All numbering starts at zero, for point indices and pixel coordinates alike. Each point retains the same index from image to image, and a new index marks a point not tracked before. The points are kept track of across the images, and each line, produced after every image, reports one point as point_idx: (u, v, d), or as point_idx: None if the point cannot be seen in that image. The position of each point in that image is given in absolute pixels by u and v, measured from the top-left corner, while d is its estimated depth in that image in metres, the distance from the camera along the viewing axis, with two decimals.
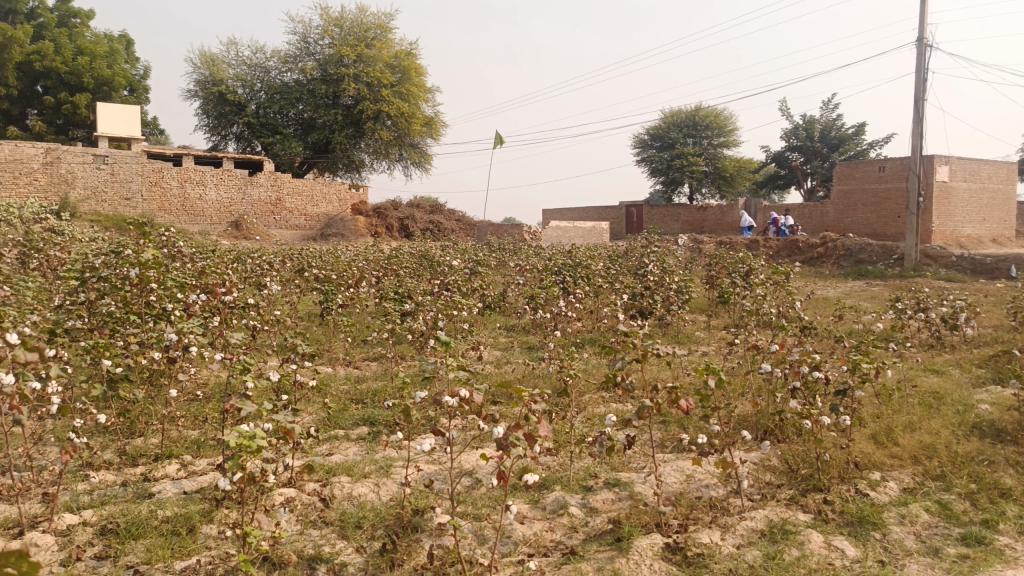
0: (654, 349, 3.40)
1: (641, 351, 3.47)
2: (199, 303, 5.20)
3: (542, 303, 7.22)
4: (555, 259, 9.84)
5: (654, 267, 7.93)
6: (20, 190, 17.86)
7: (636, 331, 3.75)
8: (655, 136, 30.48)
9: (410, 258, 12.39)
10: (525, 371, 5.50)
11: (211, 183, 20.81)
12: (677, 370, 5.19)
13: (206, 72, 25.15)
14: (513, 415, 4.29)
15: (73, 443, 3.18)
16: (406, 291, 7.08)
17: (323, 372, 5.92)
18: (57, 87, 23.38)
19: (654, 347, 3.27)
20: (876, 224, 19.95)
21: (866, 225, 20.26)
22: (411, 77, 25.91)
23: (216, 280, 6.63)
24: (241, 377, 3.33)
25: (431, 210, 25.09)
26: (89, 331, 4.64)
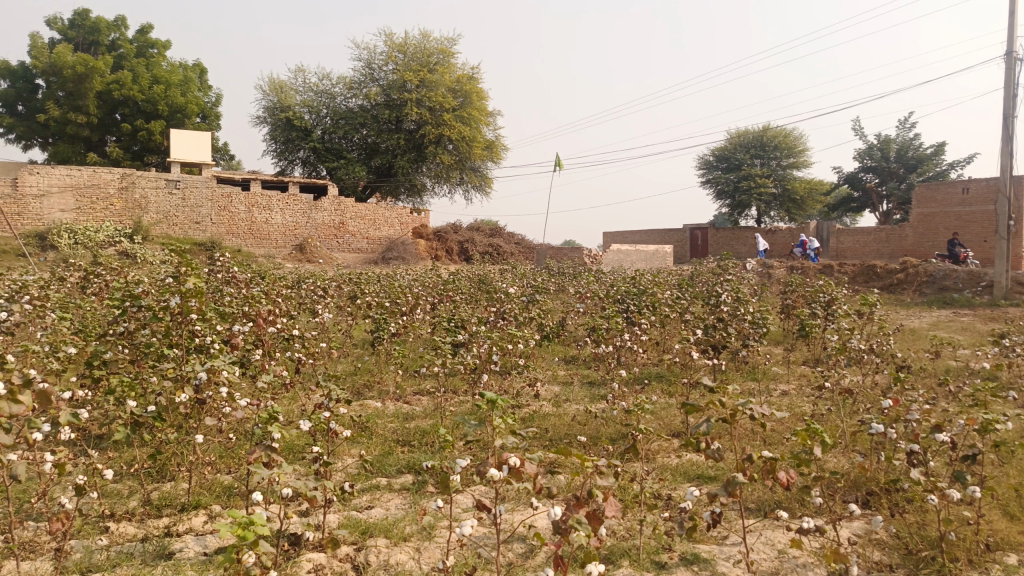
0: (746, 409, 2.95)
1: (732, 409, 2.99)
2: (243, 334, 4.93)
3: (604, 335, 6.75)
4: (619, 286, 9.36)
5: (727, 296, 7.38)
6: (97, 214, 18.54)
7: (724, 388, 3.31)
8: (722, 158, 29.69)
9: (468, 283, 12.10)
10: (586, 413, 5.05)
11: (277, 208, 21.07)
12: (755, 420, 4.65)
13: (275, 99, 25.70)
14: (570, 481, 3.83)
15: (71, 505, 2.81)
16: (460, 320, 6.72)
17: (371, 408, 5.59)
18: (135, 115, 24.25)
19: (742, 407, 2.81)
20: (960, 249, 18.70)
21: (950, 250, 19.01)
22: (473, 101, 25.92)
23: (267, 308, 6.41)
24: (268, 427, 2.95)
25: (490, 233, 24.87)
26: (126, 363, 4.40)
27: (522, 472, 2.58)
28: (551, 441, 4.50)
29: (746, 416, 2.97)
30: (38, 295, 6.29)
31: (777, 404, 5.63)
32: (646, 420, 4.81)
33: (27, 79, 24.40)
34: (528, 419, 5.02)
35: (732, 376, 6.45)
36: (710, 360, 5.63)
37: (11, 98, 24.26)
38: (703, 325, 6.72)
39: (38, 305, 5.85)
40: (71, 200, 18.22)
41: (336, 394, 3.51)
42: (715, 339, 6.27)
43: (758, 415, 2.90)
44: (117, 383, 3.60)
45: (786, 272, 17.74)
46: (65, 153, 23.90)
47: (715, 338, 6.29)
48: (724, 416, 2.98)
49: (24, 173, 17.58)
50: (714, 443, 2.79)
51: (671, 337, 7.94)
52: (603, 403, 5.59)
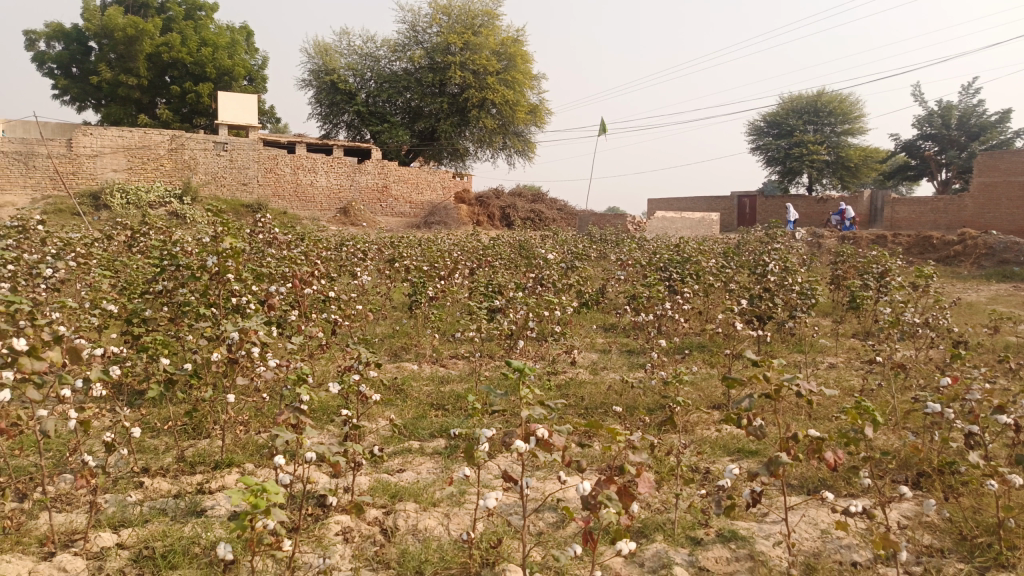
0: (794, 385, 2.78)
1: (777, 384, 2.83)
2: (280, 296, 4.91)
3: (645, 303, 6.59)
4: (661, 253, 9.14)
5: (774, 266, 7.13)
6: (148, 175, 18.89)
7: (769, 361, 3.13)
8: (773, 123, 28.79)
9: (509, 248, 12.01)
10: (623, 383, 4.94)
11: (322, 170, 21.16)
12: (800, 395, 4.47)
13: (320, 62, 25.68)
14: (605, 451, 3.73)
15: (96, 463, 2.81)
16: (497, 285, 6.63)
17: (407, 371, 5.57)
18: (184, 77, 24.52)
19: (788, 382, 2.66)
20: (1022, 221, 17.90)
21: (1011, 222, 18.22)
22: (518, 64, 25.52)
23: (305, 270, 6.41)
24: (296, 389, 2.90)
25: (533, 199, 24.64)
26: (164, 322, 4.43)
27: (552, 444, 2.54)
28: (586, 409, 4.40)
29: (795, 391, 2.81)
30: (84, 253, 6.38)
31: (823, 378, 5.43)
32: (686, 392, 4.67)
33: (81, 41, 24.81)
34: (564, 386, 4.93)
35: (777, 348, 6.25)
36: (754, 330, 5.43)
37: (66, 60, 24.75)
38: (747, 296, 6.51)
39: (84, 263, 5.93)
40: (122, 160, 18.61)
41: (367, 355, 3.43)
42: (761, 310, 6.06)
43: (805, 392, 2.73)
44: (148, 342, 3.58)
45: (837, 242, 17.18)
46: (117, 114, 24.33)
47: (761, 309, 6.08)
48: (771, 392, 2.83)
49: (78, 133, 17.97)
50: (760, 419, 2.64)
51: (714, 307, 7.73)
52: (643, 373, 5.46)
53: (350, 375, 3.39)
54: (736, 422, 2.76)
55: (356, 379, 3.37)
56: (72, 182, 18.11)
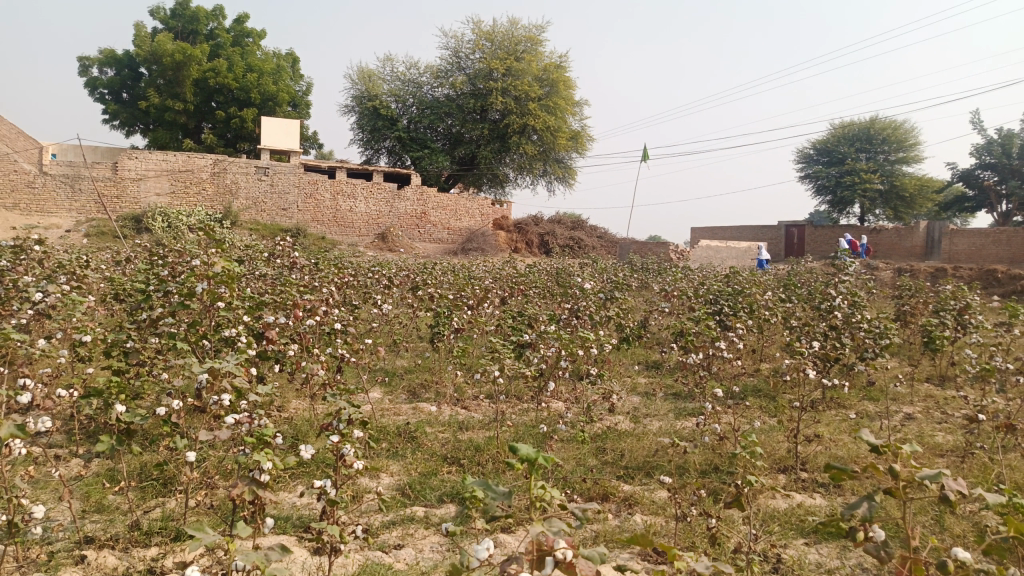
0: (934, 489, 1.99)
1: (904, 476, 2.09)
2: (279, 328, 4.34)
3: (694, 341, 5.91)
4: (710, 286, 8.44)
5: (842, 302, 6.38)
6: (189, 198, 18.87)
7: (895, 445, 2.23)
8: (823, 151, 27.82)
9: (545, 276, 11.40)
10: (669, 438, 4.26)
11: (361, 196, 20.88)
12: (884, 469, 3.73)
13: (363, 88, 25.63)
14: (645, 533, 3.05)
15: None
16: (529, 318, 6.01)
17: (424, 414, 4.99)
18: (229, 102, 24.67)
19: (918, 482, 2.04)
20: None
21: None
22: (560, 90, 25.07)
23: (321, 298, 5.90)
24: (255, 459, 2.25)
25: (572, 226, 24.02)
26: (146, 356, 3.89)
27: (574, 572, 1.78)
28: (626, 470, 3.74)
29: (917, 484, 2.13)
30: (90, 276, 5.97)
31: (905, 436, 4.67)
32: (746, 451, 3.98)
33: (131, 67, 25.21)
34: (601, 439, 4.27)
35: (846, 396, 5.50)
36: (821, 376, 4.70)
37: (117, 86, 25.20)
38: (807, 334, 5.80)
39: (84, 288, 5.50)
40: (166, 184, 18.66)
41: (348, 413, 2.73)
42: (830, 354, 5.32)
43: (951, 493, 2.00)
44: (99, 389, 2.99)
45: (894, 277, 16.19)
46: (163, 139, 24.57)
47: (829, 352, 5.34)
48: (886, 484, 2.15)
49: (123, 157, 18.10)
50: (878, 532, 2.11)
51: (770, 346, 7.01)
52: (691, 424, 4.78)
53: (325, 439, 2.70)
54: (847, 532, 2.21)
55: (333, 443, 2.67)
56: (116, 205, 18.21)
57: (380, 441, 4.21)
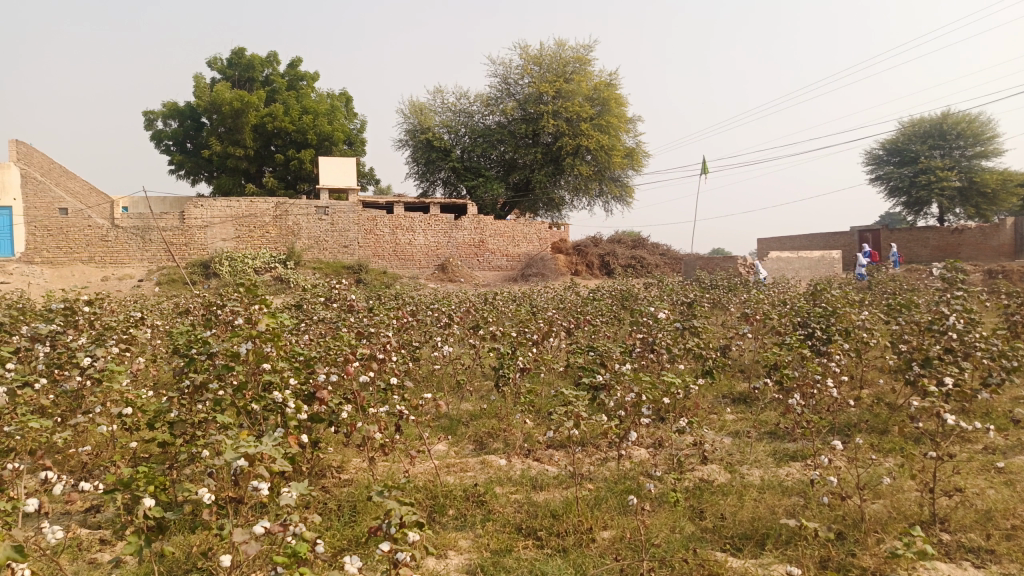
0: None
1: None
2: (330, 387, 3.98)
3: (790, 376, 5.29)
4: (794, 306, 7.78)
5: (955, 321, 5.66)
6: (254, 242, 19.12)
7: None
8: (893, 151, 26.50)
9: (610, 301, 10.89)
10: (780, 502, 3.68)
11: (420, 229, 20.75)
12: None
13: (415, 122, 25.74)
14: None
15: None
16: (602, 355, 5.50)
17: (494, 471, 4.54)
18: (287, 145, 25.09)
19: None
20: None
21: None
22: (612, 108, 24.58)
23: (377, 345, 5.55)
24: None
25: (633, 245, 23.36)
26: (189, 428, 3.59)
27: None
28: (734, 546, 3.20)
29: None
30: (143, 336, 5.80)
31: None
32: (872, 514, 3.42)
33: (193, 118, 25.98)
34: (697, 499, 3.75)
35: (972, 432, 4.80)
36: (952, 417, 4.06)
37: (181, 137, 26.02)
38: (920, 360, 5.13)
39: (134, 349, 5.29)
40: (231, 229, 18.96)
41: (400, 515, 2.41)
42: (955, 388, 4.63)
43: None
44: (123, 481, 2.65)
45: (985, 280, 15.01)
46: (227, 185, 25.18)
47: (955, 386, 4.66)
48: None
49: (189, 206, 18.50)
50: None
51: (871, 371, 6.30)
52: (798, 475, 4.20)
53: (377, 548, 2.36)
54: None
55: (387, 552, 2.34)
56: (185, 252, 18.59)
57: (446, 509, 3.78)
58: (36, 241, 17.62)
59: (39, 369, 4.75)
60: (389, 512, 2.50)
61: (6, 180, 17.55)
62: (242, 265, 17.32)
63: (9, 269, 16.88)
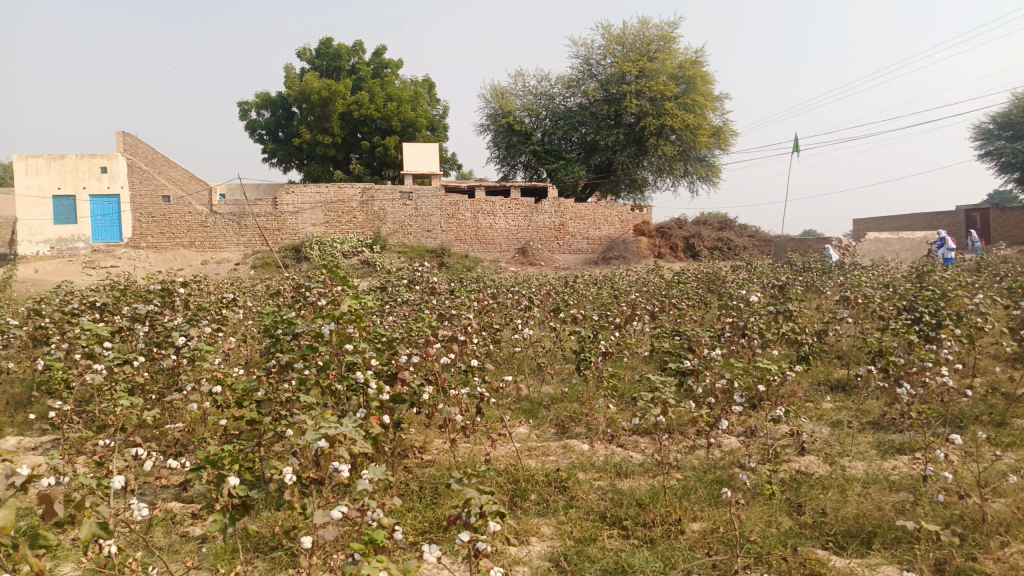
0: None
1: None
2: (412, 369, 3.96)
3: (897, 365, 4.93)
4: (897, 290, 7.28)
5: None
6: (342, 227, 19.61)
7: None
8: (1005, 124, 24.59)
9: (695, 284, 10.54)
10: (887, 499, 3.41)
11: (501, 213, 20.76)
12: None
13: (496, 106, 25.71)
14: None
15: None
16: (689, 340, 5.28)
17: (577, 456, 4.42)
18: (373, 132, 25.55)
19: None
20: None
21: None
22: (697, 86, 23.79)
23: (458, 327, 5.52)
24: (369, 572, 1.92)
25: (720, 227, 22.59)
26: (276, 407, 3.64)
27: None
28: (838, 546, 2.98)
29: None
30: (235, 317, 5.98)
31: None
32: (996, 513, 3.11)
33: (284, 107, 26.78)
34: (794, 492, 3.52)
35: None
36: None
37: (273, 126, 26.92)
38: None
39: (226, 329, 5.45)
40: (320, 214, 19.49)
41: (480, 504, 2.33)
42: None
43: None
44: (210, 459, 2.70)
45: None
46: (316, 172, 25.90)
47: None
48: None
49: (281, 193, 19.14)
50: None
51: (986, 359, 5.80)
52: (907, 471, 3.90)
53: (457, 536, 2.31)
54: None
55: (467, 541, 2.28)
56: (277, 237, 19.26)
57: (528, 494, 3.69)
58: (142, 227, 18.61)
59: (138, 347, 4.96)
60: (468, 500, 2.41)
61: (116, 169, 18.52)
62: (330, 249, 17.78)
63: (119, 254, 18.11)
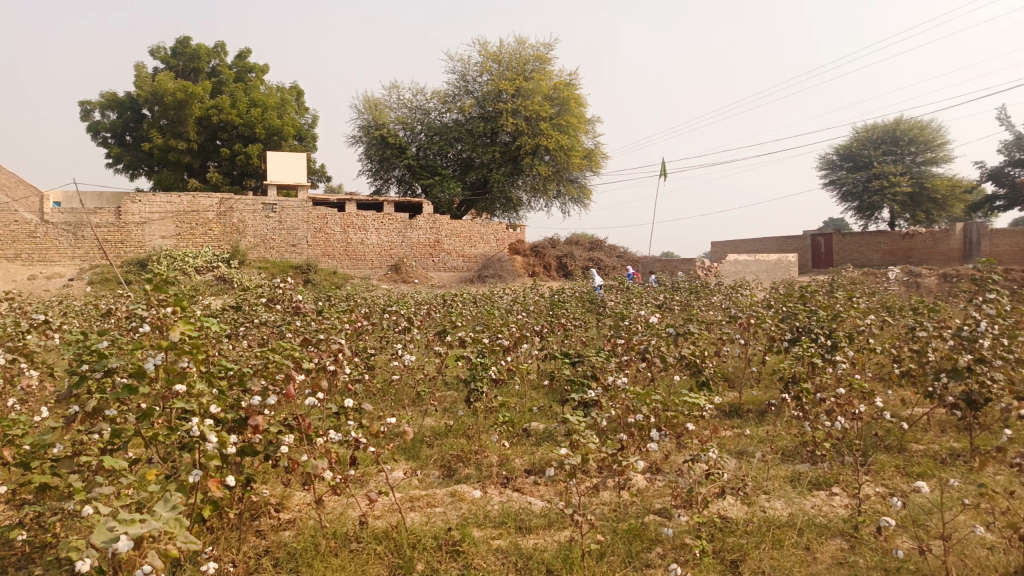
0: None
1: None
2: (268, 412, 3.18)
3: (805, 394, 4.64)
4: (781, 312, 7.21)
5: (989, 314, 4.92)
6: (196, 240, 17.91)
7: None
8: (846, 156, 26.54)
9: (575, 302, 10.26)
10: (825, 556, 3.01)
11: (373, 228, 19.80)
12: None
13: (369, 117, 24.73)
14: None
15: None
16: (590, 366, 4.78)
17: (469, 505, 3.78)
18: (234, 139, 23.75)
19: None
20: None
21: None
22: (571, 109, 24.01)
23: (326, 355, 4.72)
24: None
25: (592, 246, 22.73)
26: (78, 469, 2.77)
27: None
28: None
29: None
30: (42, 346, 4.85)
31: None
32: (955, 562, 2.76)
33: (133, 109, 24.41)
34: (725, 549, 3.08)
35: (1001, 455, 4.24)
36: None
37: (120, 129, 24.48)
38: (950, 370, 4.51)
39: (30, 361, 4.40)
40: (171, 226, 17.71)
41: None
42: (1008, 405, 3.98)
43: None
44: None
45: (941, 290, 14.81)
46: (169, 180, 23.75)
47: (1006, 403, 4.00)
48: None
49: (126, 201, 17.21)
50: None
51: (876, 382, 5.74)
52: (830, 512, 3.59)
53: None
54: None
55: None
56: (120, 250, 17.28)
57: (413, 565, 3.02)
58: None
59: None
60: None
61: None
62: (181, 262, 16.09)
63: None
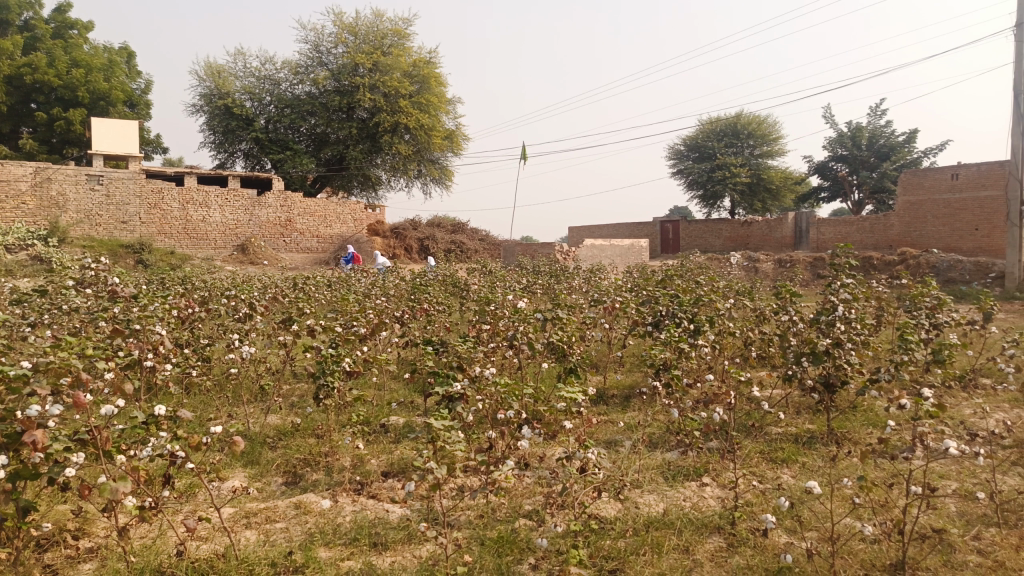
0: None
1: None
2: (54, 424, 2.52)
3: (675, 380, 4.52)
4: (644, 295, 7.20)
5: (844, 297, 5.03)
6: (5, 214, 15.63)
7: None
8: (693, 146, 27.82)
9: (437, 284, 9.84)
10: (707, 558, 2.82)
11: (215, 205, 18.27)
12: None
13: (211, 84, 22.78)
14: None
15: None
16: (455, 355, 4.37)
17: (318, 519, 3.29)
18: (51, 102, 21.04)
19: None
20: (950, 238, 15.69)
21: (935, 242, 16.03)
22: (431, 87, 23.39)
23: (145, 350, 4.00)
24: None
25: (452, 229, 22.30)
26: None
27: None
28: None
29: None
30: None
31: (963, 486, 3.49)
32: (840, 560, 2.67)
33: None
34: (603, 558, 2.81)
35: (858, 435, 4.32)
36: (925, 409, 3.18)
37: None
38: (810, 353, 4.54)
39: None
40: None
41: None
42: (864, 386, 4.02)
43: None
44: None
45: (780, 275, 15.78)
46: None
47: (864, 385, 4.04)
48: None
49: None
50: None
51: (735, 364, 5.80)
52: (704, 504, 3.46)
53: None
54: None
55: None
56: None
57: None
58: None
59: None
60: None
61: None
62: None
63: None
